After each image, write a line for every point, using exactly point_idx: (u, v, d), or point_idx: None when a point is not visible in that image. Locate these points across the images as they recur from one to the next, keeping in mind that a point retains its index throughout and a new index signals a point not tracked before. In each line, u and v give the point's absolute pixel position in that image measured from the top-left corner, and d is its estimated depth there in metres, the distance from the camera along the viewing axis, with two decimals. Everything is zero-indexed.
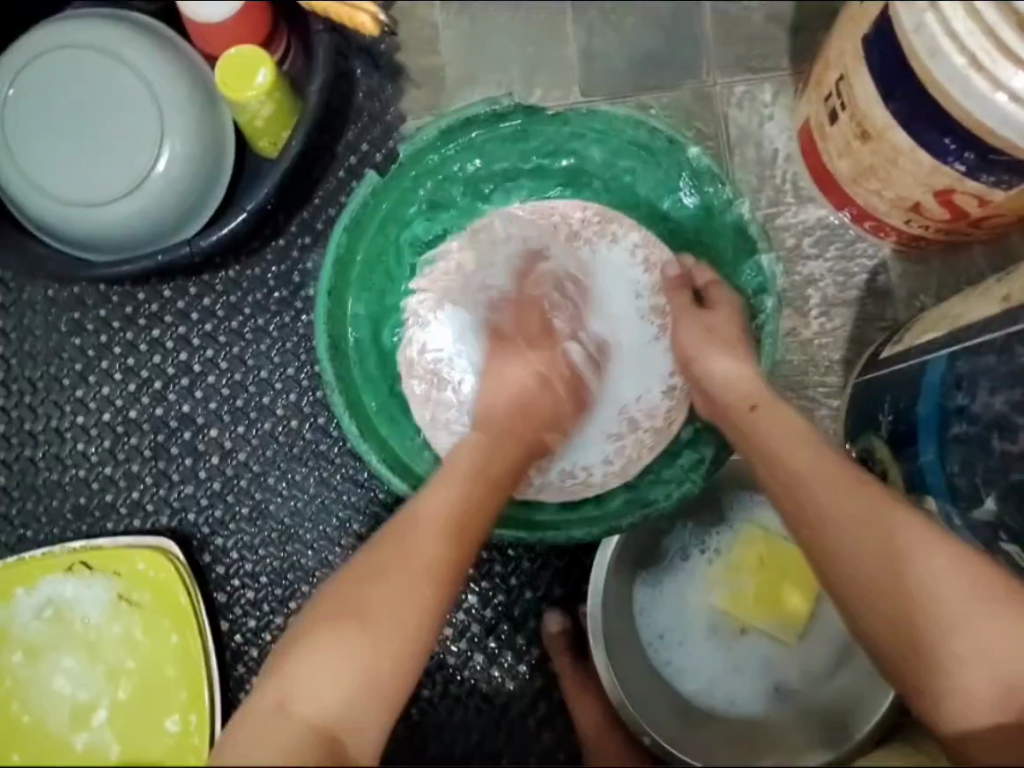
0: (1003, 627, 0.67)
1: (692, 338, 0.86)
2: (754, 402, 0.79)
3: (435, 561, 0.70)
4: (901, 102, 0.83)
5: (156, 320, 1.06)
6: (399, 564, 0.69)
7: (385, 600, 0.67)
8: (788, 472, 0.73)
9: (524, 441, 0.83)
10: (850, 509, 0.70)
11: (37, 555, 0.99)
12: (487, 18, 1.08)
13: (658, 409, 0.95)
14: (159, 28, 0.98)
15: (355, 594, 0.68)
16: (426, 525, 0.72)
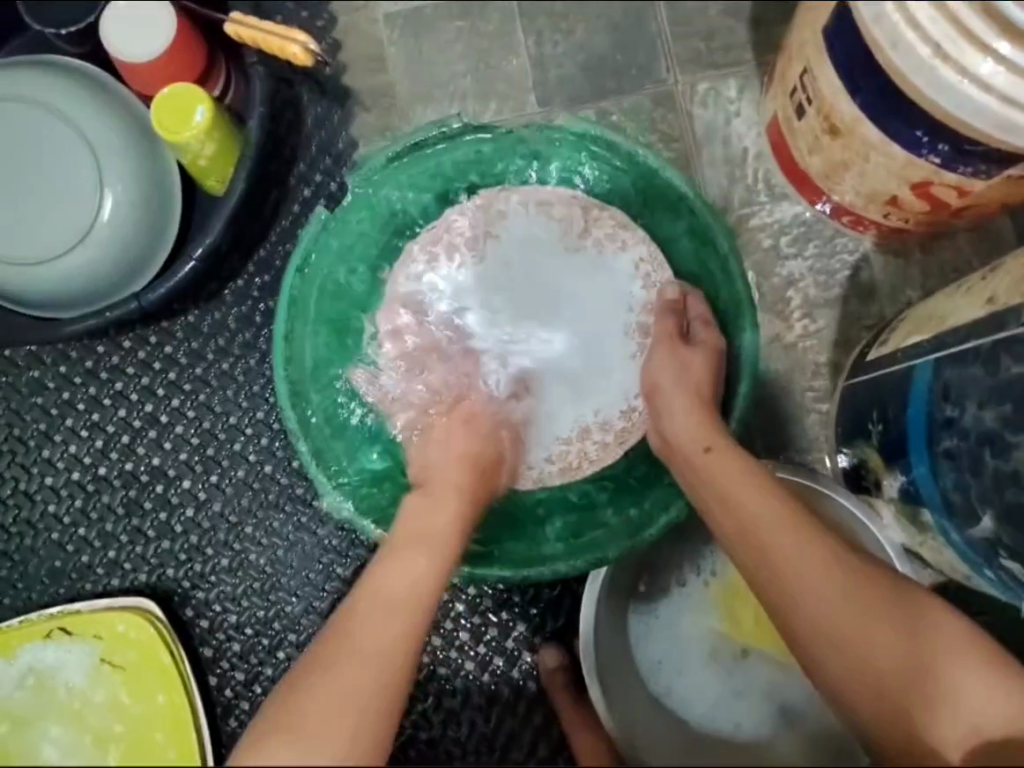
0: (950, 652, 0.70)
1: (670, 368, 0.84)
2: (709, 445, 0.77)
3: (422, 583, 0.69)
4: (867, 96, 0.78)
5: (118, 372, 1.02)
6: (387, 594, 0.67)
7: (375, 628, 0.65)
8: (738, 519, 0.73)
9: (471, 502, 0.80)
10: (804, 552, 0.71)
11: (15, 624, 0.96)
12: (433, 32, 1.03)
13: (614, 424, 0.91)
14: (90, 72, 0.94)
15: (343, 632, 0.65)
16: (374, 606, 0.67)
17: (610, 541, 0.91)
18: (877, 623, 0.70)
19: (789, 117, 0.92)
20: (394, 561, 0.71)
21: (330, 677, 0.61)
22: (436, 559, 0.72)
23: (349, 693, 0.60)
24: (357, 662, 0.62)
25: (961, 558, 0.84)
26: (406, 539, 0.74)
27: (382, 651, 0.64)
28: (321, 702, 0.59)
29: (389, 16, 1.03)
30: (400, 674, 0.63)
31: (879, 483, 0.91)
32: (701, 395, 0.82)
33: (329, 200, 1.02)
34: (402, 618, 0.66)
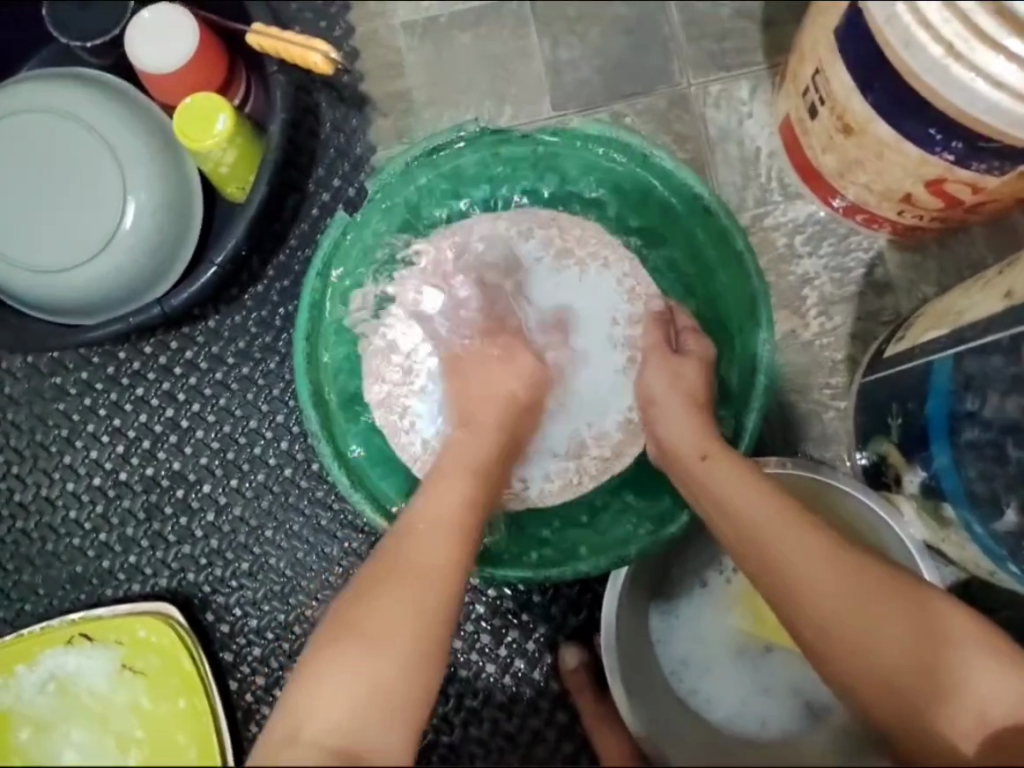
0: (964, 631, 0.70)
1: (662, 376, 0.85)
2: (705, 452, 0.78)
3: (463, 506, 0.72)
4: (880, 95, 0.79)
5: (139, 377, 1.03)
6: (430, 514, 0.70)
7: (428, 540, 0.68)
8: (740, 523, 0.72)
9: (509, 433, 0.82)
10: (807, 549, 0.70)
11: (37, 630, 0.97)
12: (449, 40, 1.05)
13: (610, 437, 0.93)
14: (114, 82, 0.96)
15: (395, 546, 0.67)
16: (422, 526, 0.69)
17: (632, 540, 0.90)
18: (887, 614, 0.69)
19: (802, 117, 0.94)
20: (437, 486, 0.74)
21: (389, 582, 0.64)
22: (475, 485, 0.75)
23: (406, 597, 0.63)
24: (413, 571, 0.65)
25: (984, 552, 0.84)
26: (449, 467, 0.76)
27: (436, 566, 0.66)
28: (383, 604, 0.63)
29: (406, 24, 1.05)
30: (453, 582, 0.66)
31: (899, 478, 0.91)
32: (698, 403, 0.83)
33: (347, 204, 1.03)
34: (448, 536, 0.69)
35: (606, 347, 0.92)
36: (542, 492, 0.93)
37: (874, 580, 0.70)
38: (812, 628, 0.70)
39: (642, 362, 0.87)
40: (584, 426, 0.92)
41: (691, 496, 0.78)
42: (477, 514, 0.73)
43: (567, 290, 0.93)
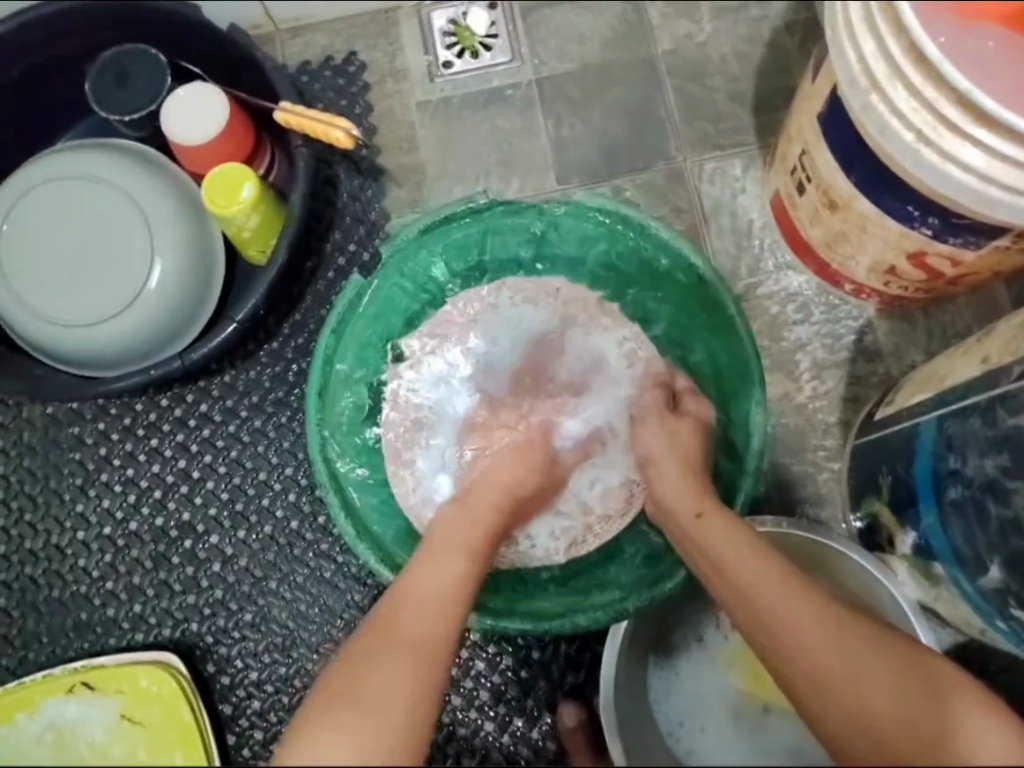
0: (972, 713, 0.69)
1: (660, 439, 0.87)
2: (699, 509, 0.81)
3: (455, 583, 0.72)
4: (862, 174, 0.85)
5: (154, 429, 1.07)
6: (422, 590, 0.70)
7: (419, 619, 0.67)
8: (732, 576, 0.75)
9: (502, 506, 0.83)
10: (798, 605, 0.72)
11: (38, 677, 0.98)
12: (460, 118, 1.12)
13: (612, 501, 0.95)
14: (148, 152, 1.03)
15: (384, 624, 0.67)
16: (413, 604, 0.69)
17: (630, 594, 0.92)
18: (882, 687, 0.69)
19: (791, 193, 1.00)
20: (428, 560, 0.74)
21: (379, 659, 0.63)
22: (469, 560, 0.75)
23: (396, 673, 0.63)
24: (401, 648, 0.65)
25: (975, 611, 0.85)
26: (441, 538, 0.76)
27: (424, 642, 0.66)
28: (372, 681, 0.62)
29: (421, 104, 1.13)
30: (441, 659, 0.66)
31: (892, 539, 0.93)
32: (694, 467, 0.86)
33: (362, 269, 1.09)
34: (439, 613, 0.69)
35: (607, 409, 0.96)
36: (547, 557, 0.95)
37: (857, 639, 0.71)
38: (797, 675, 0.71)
39: (639, 424, 0.90)
40: (590, 481, 0.95)
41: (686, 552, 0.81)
42: (467, 591, 0.72)
43: (568, 356, 0.98)
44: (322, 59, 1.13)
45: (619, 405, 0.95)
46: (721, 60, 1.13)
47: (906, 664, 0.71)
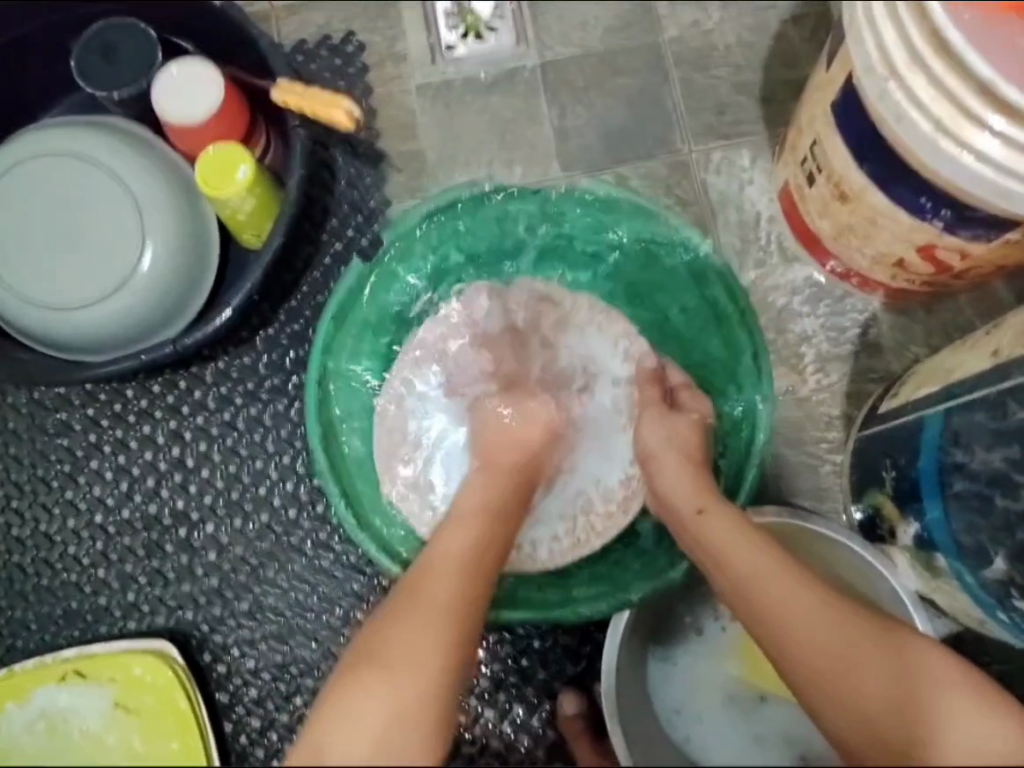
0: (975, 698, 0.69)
1: (659, 431, 0.87)
2: (700, 505, 0.80)
3: (477, 546, 0.73)
4: (874, 165, 0.84)
5: (146, 416, 1.04)
6: (445, 556, 0.71)
7: (445, 582, 0.68)
8: (732, 568, 0.75)
9: (518, 473, 0.84)
10: (798, 596, 0.72)
11: (28, 667, 0.96)
12: (464, 102, 1.10)
13: (616, 492, 0.95)
14: (138, 129, 0.99)
15: (411, 585, 0.68)
16: (440, 567, 0.69)
17: (632, 585, 0.92)
18: (885, 673, 0.69)
19: (800, 185, 0.99)
20: (449, 529, 0.74)
21: (410, 618, 0.64)
22: (490, 525, 0.76)
23: (427, 629, 0.64)
24: (430, 606, 0.66)
25: (975, 602, 0.86)
26: (465, 508, 0.77)
27: (452, 602, 0.67)
28: (400, 642, 0.63)
29: (423, 87, 1.10)
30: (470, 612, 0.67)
31: (893, 531, 0.94)
32: (694, 458, 0.86)
33: (360, 254, 1.06)
34: (463, 576, 0.69)
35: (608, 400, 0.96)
36: (550, 557, 0.94)
37: (858, 626, 0.72)
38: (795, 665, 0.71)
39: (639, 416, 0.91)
40: (593, 473, 0.95)
41: (685, 542, 0.81)
42: (489, 553, 0.73)
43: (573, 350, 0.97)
44: (319, 38, 1.10)
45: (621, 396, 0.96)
46: (729, 47, 1.11)
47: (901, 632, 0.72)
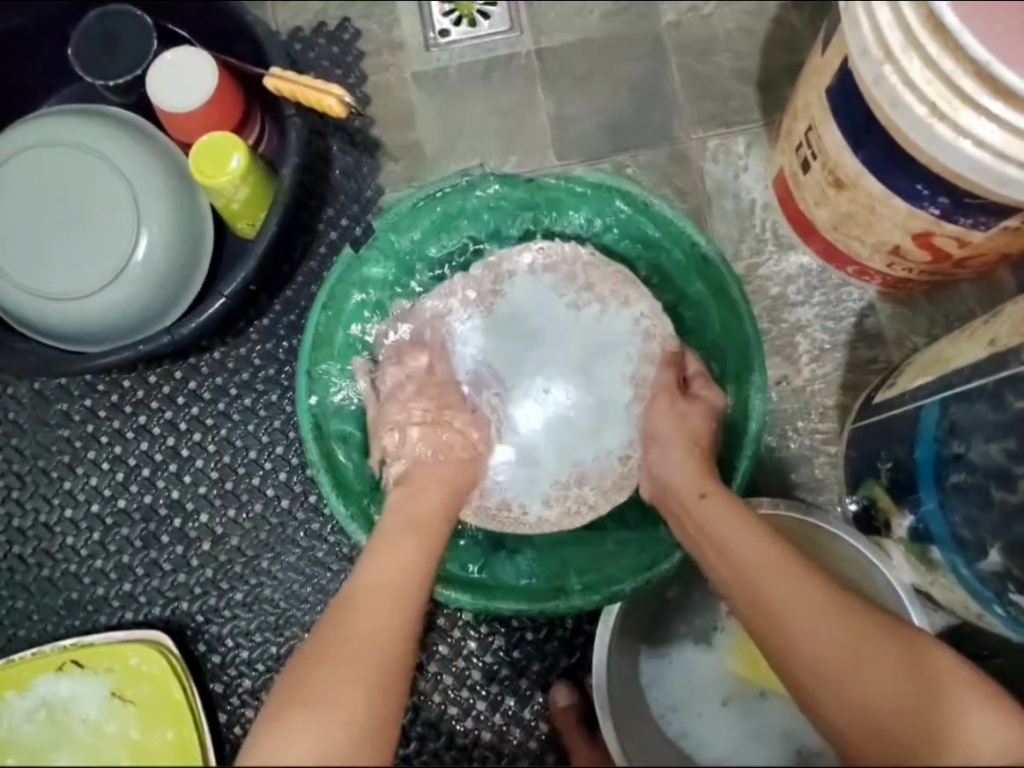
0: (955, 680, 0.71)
1: (667, 416, 0.88)
2: (703, 491, 0.80)
3: (409, 568, 0.72)
4: (870, 152, 0.83)
5: (143, 406, 1.05)
6: (374, 579, 0.70)
7: (373, 610, 0.67)
8: (737, 564, 0.74)
9: (449, 490, 0.85)
10: (803, 593, 0.71)
11: (28, 656, 0.96)
12: (459, 90, 1.09)
13: (609, 474, 0.93)
14: (133, 120, 0.99)
15: (339, 622, 0.66)
16: (367, 592, 0.69)
17: (625, 577, 0.91)
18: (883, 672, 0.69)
19: (796, 172, 0.98)
20: (381, 550, 0.74)
21: (335, 662, 0.62)
22: (423, 544, 0.76)
23: (350, 676, 0.61)
24: (360, 642, 0.64)
25: (971, 595, 0.85)
26: (394, 522, 0.78)
27: (381, 634, 0.65)
28: (324, 682, 0.61)
29: (417, 75, 1.09)
30: (399, 653, 0.65)
31: (888, 523, 0.93)
32: (700, 446, 0.85)
33: (354, 244, 1.06)
34: (392, 600, 0.68)
35: (601, 385, 0.94)
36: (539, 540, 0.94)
37: (864, 625, 0.71)
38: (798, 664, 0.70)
39: (651, 403, 0.90)
40: (585, 458, 0.93)
41: (686, 535, 0.81)
42: (426, 576, 0.73)
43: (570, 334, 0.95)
44: (314, 26, 1.09)
45: (624, 379, 0.94)
46: (727, 34, 1.10)
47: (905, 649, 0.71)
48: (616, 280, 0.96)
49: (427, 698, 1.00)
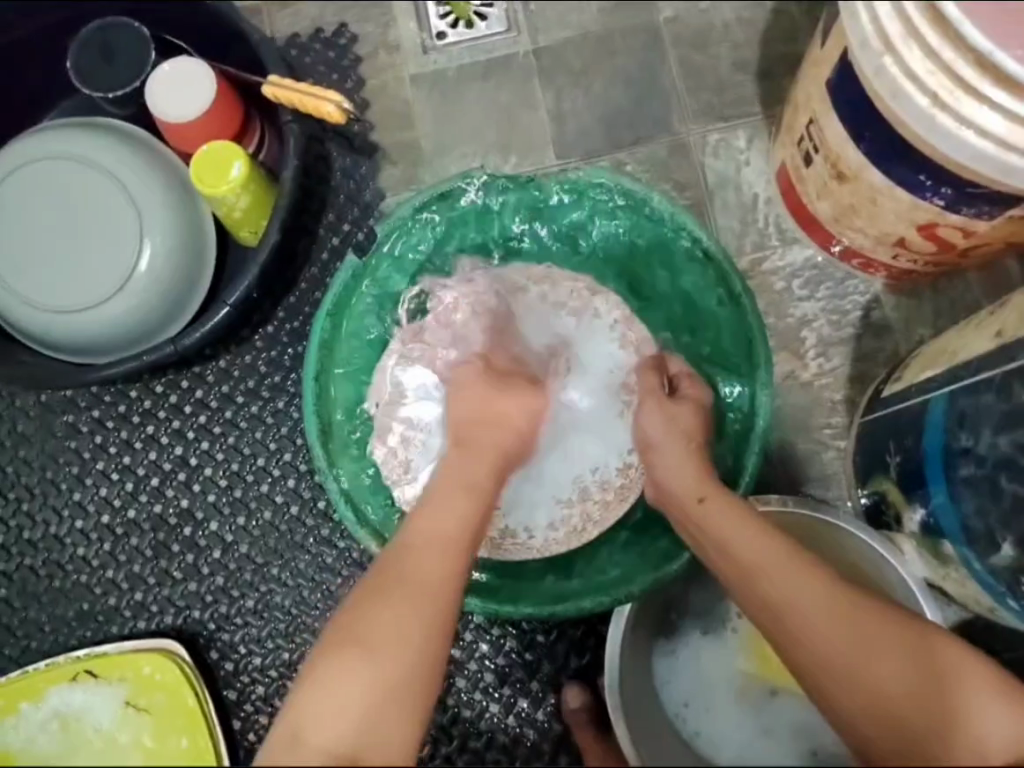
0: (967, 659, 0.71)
1: (659, 420, 0.86)
2: (702, 494, 0.79)
3: (461, 520, 0.71)
4: (873, 143, 0.82)
5: (149, 416, 1.05)
6: (426, 529, 0.69)
7: (427, 559, 0.67)
8: (738, 557, 0.74)
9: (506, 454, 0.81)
10: (804, 582, 0.71)
11: (41, 666, 0.97)
12: (457, 91, 1.09)
13: (613, 482, 0.94)
14: (133, 131, 1.00)
15: (389, 566, 0.66)
16: (421, 542, 0.68)
17: (634, 577, 0.91)
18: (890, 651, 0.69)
19: (798, 165, 0.97)
20: (431, 502, 0.72)
21: (387, 602, 0.62)
22: (475, 500, 0.74)
23: (409, 613, 0.62)
24: (416, 586, 0.64)
25: (984, 588, 0.84)
26: (445, 479, 0.75)
27: (435, 581, 0.65)
28: (385, 622, 0.61)
29: (415, 77, 1.09)
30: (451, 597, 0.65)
31: (899, 517, 0.92)
32: (695, 448, 0.85)
33: (357, 248, 1.06)
34: (443, 551, 0.68)
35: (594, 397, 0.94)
36: (547, 544, 0.94)
37: (868, 613, 0.70)
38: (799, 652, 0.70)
39: (638, 404, 0.89)
40: (583, 471, 0.94)
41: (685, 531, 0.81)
42: (475, 525, 0.72)
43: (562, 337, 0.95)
44: (312, 31, 1.09)
45: (615, 388, 0.94)
46: (725, 27, 1.09)
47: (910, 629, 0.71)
48: None
49: (440, 701, 1.00)
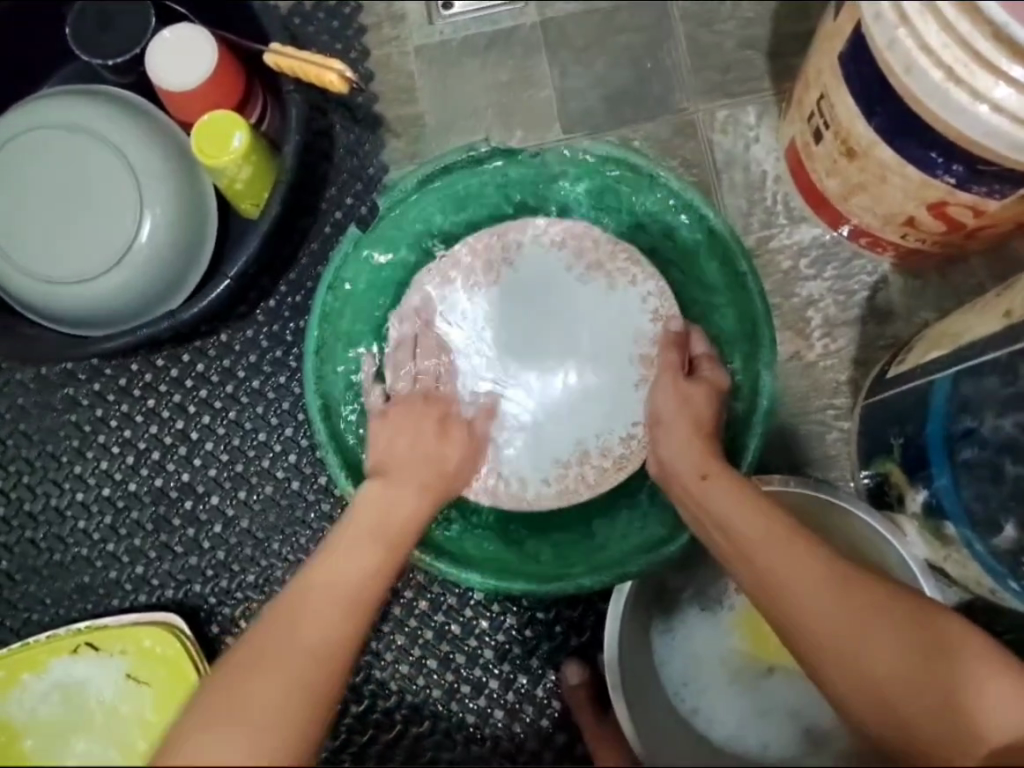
0: (992, 673, 0.68)
1: (672, 401, 0.86)
2: (705, 470, 0.79)
3: (373, 566, 0.69)
4: (883, 117, 0.81)
5: (150, 389, 1.04)
6: (333, 575, 0.66)
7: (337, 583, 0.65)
8: (734, 537, 0.74)
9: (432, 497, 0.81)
10: (808, 571, 0.70)
11: (42, 638, 0.96)
12: (461, 64, 1.07)
13: (614, 450, 0.92)
14: (135, 100, 0.98)
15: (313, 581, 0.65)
16: (344, 569, 0.67)
17: (635, 555, 0.90)
18: (886, 647, 0.68)
19: (807, 142, 0.96)
20: (352, 540, 0.71)
21: (295, 617, 0.60)
22: (394, 545, 0.73)
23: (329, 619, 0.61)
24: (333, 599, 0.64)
25: (984, 571, 0.85)
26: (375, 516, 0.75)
27: (355, 605, 0.64)
28: (303, 629, 0.59)
29: (419, 50, 1.07)
30: (366, 610, 0.65)
31: (902, 498, 0.92)
32: (703, 428, 0.84)
33: (359, 222, 1.05)
34: (359, 581, 0.67)
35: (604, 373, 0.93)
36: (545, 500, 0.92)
37: (870, 601, 0.70)
38: (801, 633, 0.70)
39: (654, 384, 0.89)
40: (586, 437, 0.93)
41: (686, 510, 0.80)
42: (393, 564, 0.71)
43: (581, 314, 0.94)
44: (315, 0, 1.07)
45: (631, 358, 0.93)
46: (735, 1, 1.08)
47: (912, 612, 0.70)
48: (622, 256, 0.95)
49: (439, 677, 1.00)
